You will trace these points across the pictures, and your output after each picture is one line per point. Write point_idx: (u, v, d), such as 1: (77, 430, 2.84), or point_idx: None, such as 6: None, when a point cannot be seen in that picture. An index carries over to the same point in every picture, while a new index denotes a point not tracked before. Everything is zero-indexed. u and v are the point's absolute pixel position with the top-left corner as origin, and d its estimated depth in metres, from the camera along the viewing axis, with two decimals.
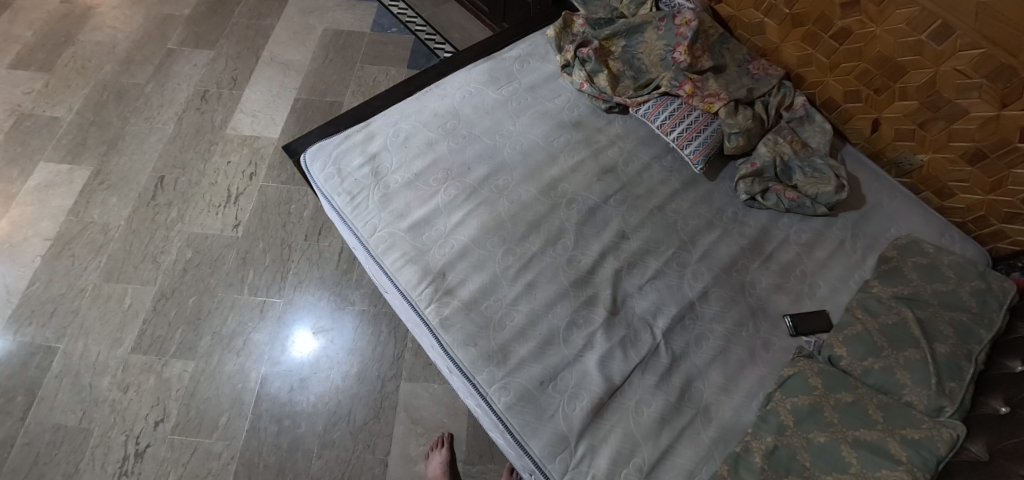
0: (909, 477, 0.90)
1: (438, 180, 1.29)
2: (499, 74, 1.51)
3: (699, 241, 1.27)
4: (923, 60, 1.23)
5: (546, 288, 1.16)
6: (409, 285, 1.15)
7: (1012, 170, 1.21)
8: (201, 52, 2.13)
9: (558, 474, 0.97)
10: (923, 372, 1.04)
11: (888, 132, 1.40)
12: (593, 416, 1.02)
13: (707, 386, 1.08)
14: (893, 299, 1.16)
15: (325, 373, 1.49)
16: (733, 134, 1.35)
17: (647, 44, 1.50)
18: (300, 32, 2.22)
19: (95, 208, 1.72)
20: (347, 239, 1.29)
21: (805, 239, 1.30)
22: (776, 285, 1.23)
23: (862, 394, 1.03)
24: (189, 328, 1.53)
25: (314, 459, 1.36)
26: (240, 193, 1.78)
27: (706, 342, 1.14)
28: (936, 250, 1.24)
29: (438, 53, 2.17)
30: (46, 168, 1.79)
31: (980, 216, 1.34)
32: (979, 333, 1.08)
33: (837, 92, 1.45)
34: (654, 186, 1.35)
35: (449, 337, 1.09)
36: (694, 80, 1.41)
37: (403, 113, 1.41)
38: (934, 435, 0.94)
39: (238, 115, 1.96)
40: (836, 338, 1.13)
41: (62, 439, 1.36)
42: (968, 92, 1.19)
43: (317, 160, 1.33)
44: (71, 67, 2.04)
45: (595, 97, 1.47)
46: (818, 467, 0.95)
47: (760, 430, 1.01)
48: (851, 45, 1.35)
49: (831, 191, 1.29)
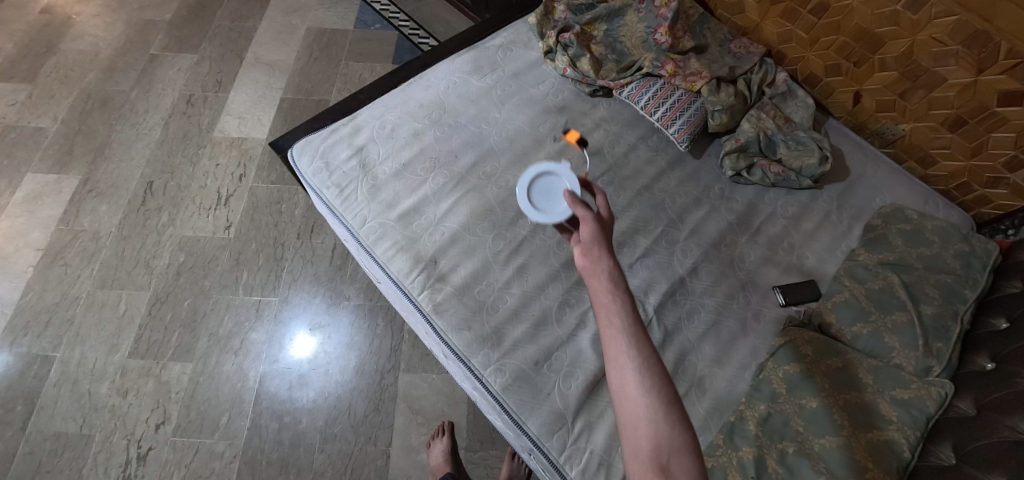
0: (900, 436, 0.93)
1: (426, 169, 1.30)
2: (482, 63, 1.52)
3: (688, 218, 1.29)
4: (900, 30, 1.25)
5: (538, 270, 1.17)
6: (401, 274, 1.15)
7: (992, 135, 1.23)
8: (185, 56, 2.12)
9: (557, 452, 0.98)
10: (911, 334, 1.06)
11: (870, 104, 1.42)
12: (588, 393, 1.03)
13: (700, 359, 1.10)
14: (879, 265, 1.18)
15: (323, 368, 1.49)
16: (716, 111, 1.37)
17: (628, 27, 1.52)
18: (283, 32, 2.21)
19: (86, 216, 1.72)
20: (338, 232, 1.30)
21: (792, 212, 1.32)
22: (765, 258, 1.25)
23: (852, 359, 1.04)
24: (186, 330, 1.54)
25: (316, 454, 1.37)
26: (230, 194, 1.78)
27: (697, 316, 1.15)
28: (919, 216, 1.26)
29: (423, 47, 2.18)
30: (34, 179, 1.78)
31: (963, 182, 1.36)
32: (964, 294, 1.10)
33: (818, 67, 1.47)
34: (641, 166, 1.36)
35: (443, 322, 1.10)
36: (676, 60, 1.43)
37: (388, 105, 1.41)
38: (923, 394, 0.97)
39: (224, 117, 1.96)
40: (825, 306, 1.15)
41: (63, 446, 1.36)
42: (945, 59, 1.21)
43: (305, 155, 1.33)
44: (54, 77, 2.03)
45: (578, 81, 1.47)
46: (812, 431, 0.96)
47: (753, 399, 1.03)
48: (829, 18, 1.36)
49: (815, 164, 1.31)
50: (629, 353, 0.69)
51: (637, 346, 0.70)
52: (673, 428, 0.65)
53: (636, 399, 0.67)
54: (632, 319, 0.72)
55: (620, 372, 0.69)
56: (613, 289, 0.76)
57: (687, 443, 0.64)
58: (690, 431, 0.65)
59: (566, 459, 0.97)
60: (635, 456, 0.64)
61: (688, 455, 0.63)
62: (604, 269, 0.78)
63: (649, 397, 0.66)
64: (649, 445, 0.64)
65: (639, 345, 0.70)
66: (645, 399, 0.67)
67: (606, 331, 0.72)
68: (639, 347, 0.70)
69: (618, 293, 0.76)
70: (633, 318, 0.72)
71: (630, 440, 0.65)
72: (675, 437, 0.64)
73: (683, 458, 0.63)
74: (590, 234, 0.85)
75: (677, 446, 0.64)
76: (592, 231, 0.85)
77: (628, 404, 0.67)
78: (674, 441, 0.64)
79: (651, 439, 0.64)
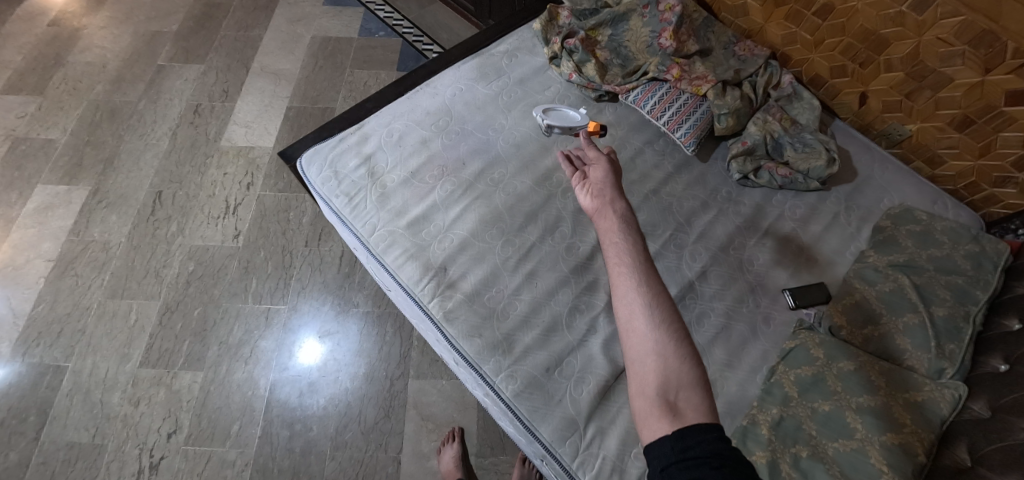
0: (915, 439, 0.92)
1: (434, 176, 1.30)
2: (488, 69, 1.52)
3: (695, 222, 1.29)
4: (905, 30, 1.25)
5: (547, 276, 1.17)
6: (411, 281, 1.16)
7: (1000, 134, 1.23)
8: (192, 66, 2.14)
9: (570, 457, 0.98)
10: (923, 336, 1.06)
11: (876, 105, 1.42)
12: (599, 398, 1.04)
13: (710, 363, 1.10)
14: (890, 267, 1.18)
15: (332, 376, 1.50)
16: (722, 114, 1.37)
17: (632, 31, 1.52)
18: (289, 41, 2.23)
19: (95, 227, 1.73)
20: (348, 240, 1.31)
21: (800, 215, 1.31)
22: (774, 261, 1.24)
23: (863, 362, 1.03)
24: (197, 339, 1.54)
25: (327, 461, 1.38)
26: (239, 203, 1.79)
27: (707, 320, 1.15)
28: (929, 216, 1.25)
29: (427, 53, 2.19)
30: (44, 190, 1.80)
31: (971, 182, 1.35)
32: (975, 295, 1.10)
33: (824, 68, 1.47)
34: (648, 171, 1.37)
35: (454, 329, 1.10)
36: (681, 65, 1.44)
37: (395, 112, 1.42)
38: (936, 396, 0.97)
39: (231, 127, 1.97)
40: (835, 307, 1.15)
41: (76, 456, 1.37)
42: (952, 59, 1.21)
43: (314, 163, 1.34)
44: (63, 89, 2.05)
45: (584, 86, 1.48)
46: (825, 435, 0.96)
47: (765, 402, 1.03)
48: (834, 20, 1.36)
49: (823, 165, 1.31)
50: (637, 288, 0.72)
51: (645, 279, 0.73)
52: (678, 359, 0.66)
53: (641, 329, 0.69)
54: (640, 255, 0.76)
55: (627, 304, 0.71)
56: (623, 230, 0.82)
57: (696, 377, 0.65)
58: (697, 365, 0.66)
59: (579, 465, 0.98)
60: (639, 385, 0.66)
61: (695, 389, 0.63)
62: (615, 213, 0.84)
63: (654, 328, 0.68)
64: (653, 374, 0.65)
65: (647, 280, 0.73)
66: (651, 330, 0.68)
67: (615, 266, 0.76)
68: (646, 282, 0.72)
69: (628, 235, 0.81)
70: (642, 256, 0.76)
71: (635, 370, 0.67)
72: (682, 367, 0.65)
73: (689, 392, 0.63)
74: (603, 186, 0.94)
75: (684, 380, 0.64)
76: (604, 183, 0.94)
77: (633, 334, 0.69)
78: (683, 375, 0.65)
79: (656, 367, 0.65)
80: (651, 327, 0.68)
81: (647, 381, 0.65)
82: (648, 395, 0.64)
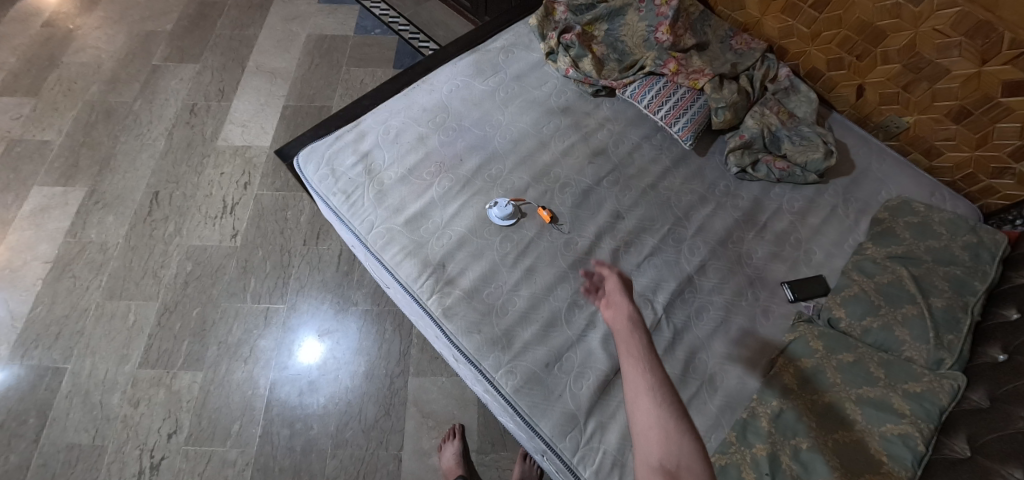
0: (913, 429, 0.92)
1: (432, 173, 1.30)
2: (485, 66, 1.52)
3: (694, 216, 1.29)
4: (902, 22, 1.24)
5: (546, 272, 1.17)
6: (410, 279, 1.16)
7: (997, 125, 1.23)
8: (187, 66, 2.13)
9: (570, 452, 0.98)
10: (921, 327, 1.06)
11: (873, 97, 1.41)
12: (599, 393, 1.04)
13: (710, 357, 1.10)
14: (888, 259, 1.18)
15: (333, 374, 1.50)
16: (719, 108, 1.36)
17: (629, 26, 1.52)
18: (284, 39, 2.22)
19: (92, 228, 1.72)
20: (346, 238, 1.31)
21: (798, 208, 1.31)
22: (773, 254, 1.25)
23: (863, 353, 1.05)
24: (195, 339, 1.54)
25: (328, 459, 1.38)
26: (236, 203, 1.79)
27: (706, 314, 1.15)
28: (926, 208, 1.25)
29: (423, 51, 2.18)
30: (41, 191, 1.79)
31: (969, 173, 1.35)
32: (974, 285, 1.10)
33: (821, 61, 1.46)
34: (645, 165, 1.36)
35: (453, 326, 1.10)
36: (678, 59, 1.43)
37: (392, 110, 1.42)
38: (935, 387, 0.97)
39: (228, 126, 1.97)
40: (834, 300, 1.15)
41: (76, 458, 1.37)
42: (948, 50, 1.21)
43: (311, 161, 1.34)
44: (58, 90, 2.04)
45: (580, 82, 1.48)
46: (825, 426, 0.97)
47: (765, 395, 1.03)
48: (830, 13, 1.36)
49: (820, 158, 1.30)
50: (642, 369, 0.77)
51: (648, 362, 0.78)
52: (680, 432, 0.69)
53: (645, 405, 0.72)
54: (643, 338, 0.81)
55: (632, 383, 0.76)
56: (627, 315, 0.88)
57: (696, 449, 0.68)
58: (697, 437, 0.69)
59: (579, 460, 0.98)
60: (644, 456, 0.69)
61: (697, 461, 0.67)
62: (622, 303, 0.90)
63: (657, 405, 0.72)
64: (657, 447, 0.69)
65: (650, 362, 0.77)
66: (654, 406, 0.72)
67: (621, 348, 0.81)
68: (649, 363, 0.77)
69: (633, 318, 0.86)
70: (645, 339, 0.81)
71: (640, 442, 0.70)
72: (682, 440, 0.69)
73: (691, 464, 0.67)
74: (613, 288, 0.93)
75: (685, 450, 0.68)
76: (613, 286, 0.93)
77: (637, 409, 0.73)
78: (683, 446, 0.68)
79: (659, 441, 0.69)
80: (655, 404, 0.72)
81: (652, 453, 0.68)
82: (652, 465, 0.67)
